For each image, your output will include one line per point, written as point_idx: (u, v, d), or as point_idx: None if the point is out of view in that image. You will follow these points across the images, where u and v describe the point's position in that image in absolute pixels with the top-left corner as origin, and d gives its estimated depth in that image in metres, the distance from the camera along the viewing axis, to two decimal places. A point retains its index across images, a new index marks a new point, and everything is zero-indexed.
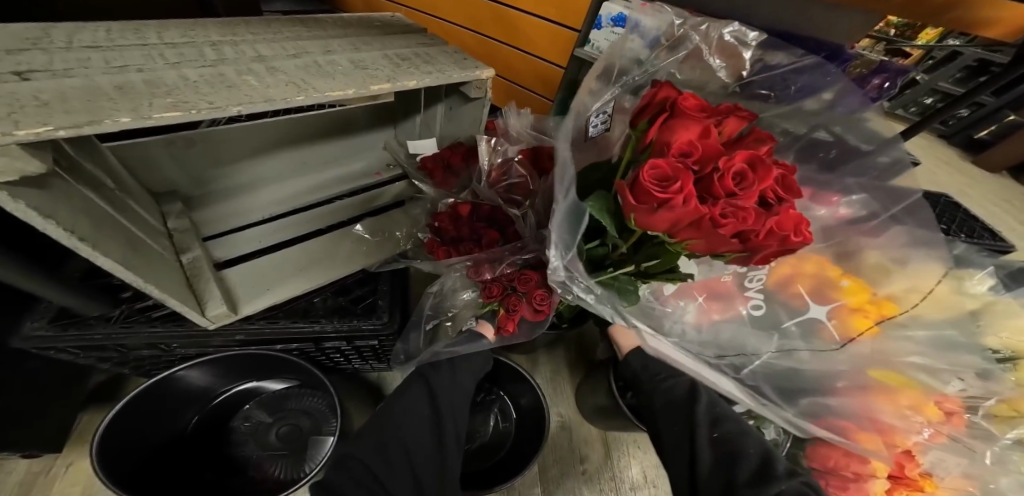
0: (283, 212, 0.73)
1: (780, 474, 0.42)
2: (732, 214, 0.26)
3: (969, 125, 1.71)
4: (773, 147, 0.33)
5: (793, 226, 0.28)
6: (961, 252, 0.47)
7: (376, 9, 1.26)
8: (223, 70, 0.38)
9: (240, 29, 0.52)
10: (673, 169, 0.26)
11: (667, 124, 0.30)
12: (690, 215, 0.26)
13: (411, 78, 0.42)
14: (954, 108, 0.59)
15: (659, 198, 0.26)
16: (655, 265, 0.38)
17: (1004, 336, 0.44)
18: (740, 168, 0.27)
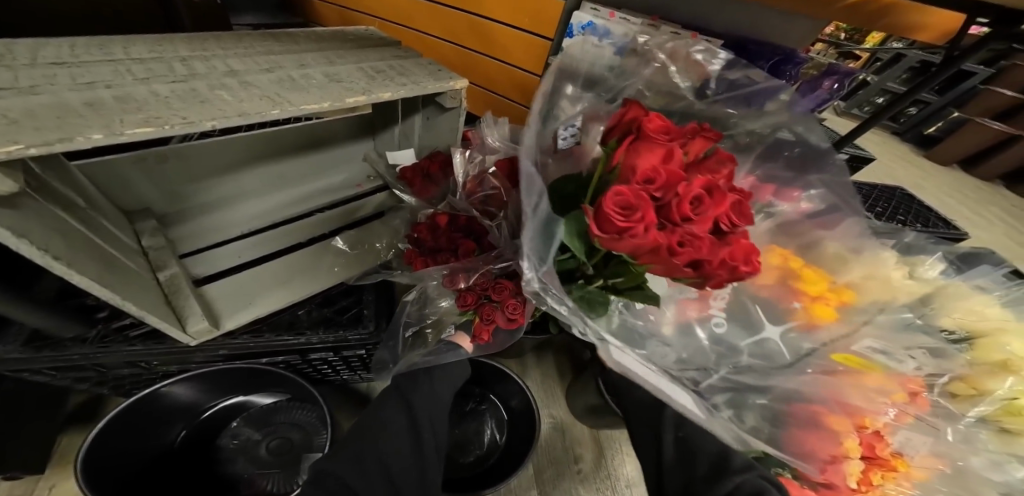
0: (261, 227, 0.74)
1: (736, 467, 0.44)
2: (689, 243, 0.28)
3: (918, 123, 2.04)
4: (731, 170, 0.35)
5: (741, 253, 0.30)
6: (911, 241, 0.52)
7: (352, 21, 1.28)
8: (194, 85, 0.38)
9: (210, 43, 0.53)
10: (636, 197, 0.27)
11: (633, 149, 0.31)
12: (650, 244, 0.27)
13: (385, 90, 0.43)
14: (899, 106, 0.63)
15: (622, 227, 0.27)
16: (621, 282, 0.39)
17: (958, 317, 0.48)
18: (697, 195, 0.28)
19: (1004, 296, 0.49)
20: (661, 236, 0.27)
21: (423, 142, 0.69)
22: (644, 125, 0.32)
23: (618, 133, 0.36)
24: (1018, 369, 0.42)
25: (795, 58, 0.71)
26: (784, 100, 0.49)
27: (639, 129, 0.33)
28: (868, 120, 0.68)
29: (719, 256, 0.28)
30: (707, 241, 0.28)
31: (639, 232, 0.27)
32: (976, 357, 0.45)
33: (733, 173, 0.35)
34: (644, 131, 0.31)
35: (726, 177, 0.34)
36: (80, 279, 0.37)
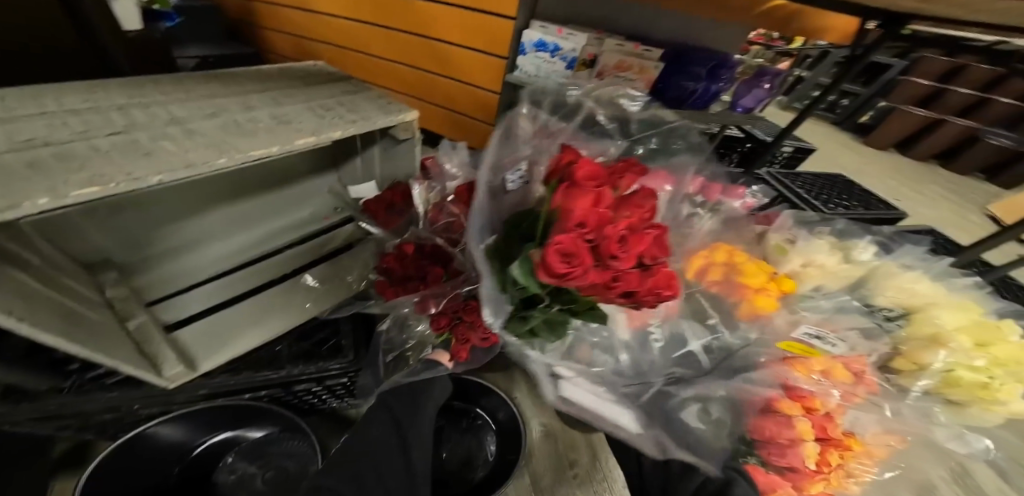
0: (229, 268, 0.75)
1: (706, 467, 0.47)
2: (621, 278, 0.31)
3: (854, 113, 2.78)
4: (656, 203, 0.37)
5: (665, 279, 0.33)
6: (843, 226, 0.60)
7: (309, 51, 1.30)
8: (136, 136, 0.38)
9: (146, 88, 0.50)
10: (575, 244, 0.29)
11: (566, 195, 0.33)
12: (590, 282, 0.30)
13: (336, 129, 0.45)
14: (827, 94, 0.73)
15: (564, 272, 0.28)
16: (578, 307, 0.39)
17: (890, 295, 0.53)
18: (626, 238, 0.30)
19: (923, 272, 0.55)
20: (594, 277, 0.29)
21: (384, 172, 0.71)
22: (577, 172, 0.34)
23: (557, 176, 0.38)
24: (947, 342, 0.45)
25: (727, 63, 0.82)
26: None
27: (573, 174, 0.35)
28: (802, 113, 0.78)
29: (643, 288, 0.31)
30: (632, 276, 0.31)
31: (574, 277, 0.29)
32: (912, 332, 0.49)
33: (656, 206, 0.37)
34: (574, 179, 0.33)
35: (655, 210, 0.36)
36: (46, 337, 0.36)
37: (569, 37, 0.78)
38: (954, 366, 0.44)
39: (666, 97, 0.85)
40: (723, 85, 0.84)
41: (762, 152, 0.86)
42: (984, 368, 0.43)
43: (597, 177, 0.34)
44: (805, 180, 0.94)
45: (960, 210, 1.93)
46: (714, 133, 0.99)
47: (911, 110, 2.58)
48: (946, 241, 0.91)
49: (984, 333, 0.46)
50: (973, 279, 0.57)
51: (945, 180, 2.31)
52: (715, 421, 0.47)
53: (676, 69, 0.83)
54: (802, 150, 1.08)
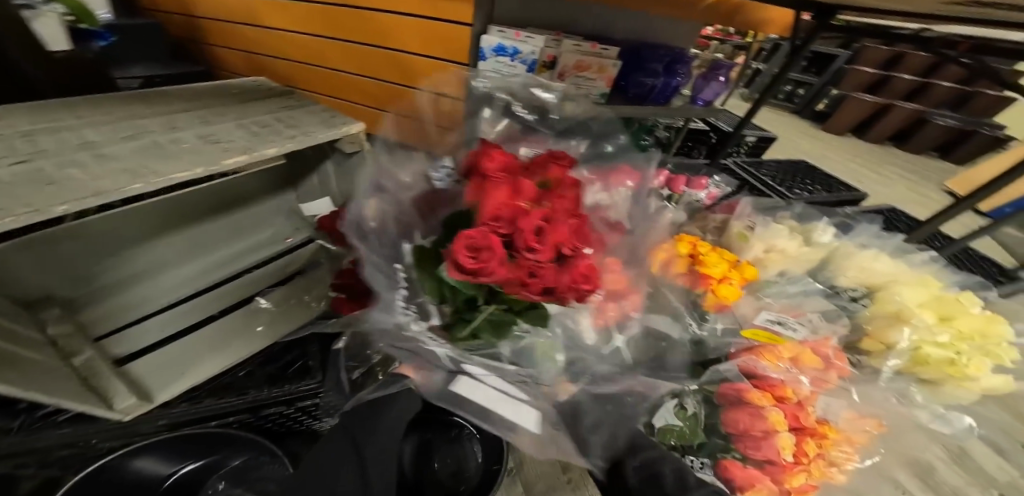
0: (186, 296, 0.71)
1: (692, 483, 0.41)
2: (538, 272, 0.27)
3: (809, 103, 2.86)
4: (579, 193, 0.36)
5: (587, 271, 0.30)
6: (802, 211, 0.61)
7: (261, 70, 1.27)
8: (41, 165, 0.35)
9: (60, 113, 0.46)
10: (484, 238, 0.27)
11: (485, 191, 0.32)
12: (502, 279, 0.27)
13: (271, 146, 0.46)
14: (777, 84, 0.78)
15: (472, 269, 0.26)
16: (515, 304, 0.35)
17: (852, 275, 0.54)
18: (539, 224, 0.28)
19: (880, 249, 0.56)
20: (505, 272, 0.27)
21: (340, 188, 0.69)
22: (485, 167, 0.34)
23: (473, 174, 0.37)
24: (910, 318, 0.46)
25: (684, 57, 0.87)
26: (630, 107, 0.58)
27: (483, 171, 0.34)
28: (758, 102, 0.80)
29: (564, 284, 0.28)
30: (553, 269, 0.28)
31: (484, 272, 0.26)
32: (875, 311, 0.49)
33: (580, 197, 0.36)
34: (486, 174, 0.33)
35: (575, 200, 0.35)
36: None
37: (527, 40, 0.75)
38: (921, 343, 0.44)
39: (627, 94, 0.87)
40: (680, 79, 0.88)
41: (724, 144, 0.86)
42: (951, 343, 0.43)
43: (507, 171, 0.34)
44: (771, 167, 0.96)
45: (921, 188, 2.00)
46: (680, 127, 1.04)
47: (862, 97, 2.62)
48: (905, 218, 0.93)
49: (949, 307, 0.46)
50: (930, 253, 0.58)
51: (902, 159, 2.43)
52: (690, 417, 0.47)
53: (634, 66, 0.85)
54: (764, 139, 1.11)
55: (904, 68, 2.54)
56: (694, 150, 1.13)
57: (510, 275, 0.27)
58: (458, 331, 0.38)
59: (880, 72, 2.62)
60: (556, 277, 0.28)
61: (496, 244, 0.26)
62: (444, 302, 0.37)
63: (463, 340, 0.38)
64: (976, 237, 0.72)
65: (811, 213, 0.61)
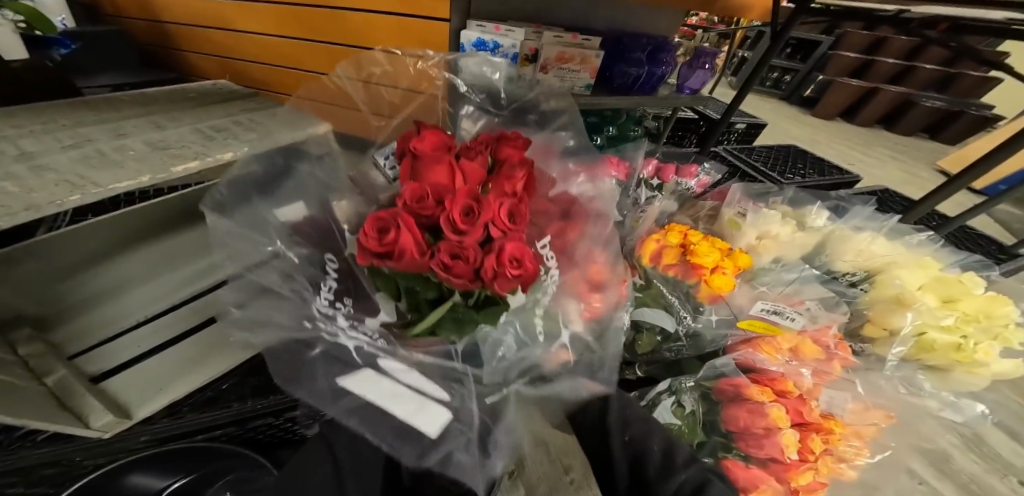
0: (162, 311, 0.67)
1: (680, 462, 0.35)
2: (459, 253, 0.25)
3: (796, 89, 2.87)
4: (529, 171, 0.33)
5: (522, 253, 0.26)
6: (793, 195, 0.59)
7: (234, 74, 1.24)
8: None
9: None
10: (397, 219, 0.25)
11: (414, 172, 0.30)
12: (419, 263, 0.25)
13: (228, 150, 0.44)
14: (761, 71, 0.75)
15: (381, 251, 0.24)
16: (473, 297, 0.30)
17: (850, 259, 0.51)
18: (465, 203, 0.26)
19: (876, 232, 0.54)
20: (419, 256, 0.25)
21: None
22: (416, 145, 0.31)
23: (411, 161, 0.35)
24: (912, 303, 0.43)
25: (666, 45, 0.84)
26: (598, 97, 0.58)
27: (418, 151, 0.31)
28: (743, 88, 0.78)
29: (487, 267, 0.25)
30: (476, 250, 0.25)
31: (397, 253, 0.24)
32: (875, 296, 0.47)
33: (530, 176, 0.33)
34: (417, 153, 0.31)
35: (523, 180, 0.32)
36: None
37: (507, 33, 0.71)
38: (923, 328, 0.43)
39: (613, 85, 0.84)
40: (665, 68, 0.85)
41: (712, 131, 0.84)
42: (955, 327, 0.42)
43: (443, 150, 0.32)
44: (759, 152, 0.94)
45: (911, 168, 2.00)
46: (668, 116, 1.01)
47: (845, 83, 2.61)
48: (899, 198, 0.91)
49: (951, 289, 0.44)
50: (927, 232, 0.56)
51: (892, 141, 2.43)
52: (688, 415, 0.46)
53: (618, 55, 0.83)
54: (754, 125, 1.09)
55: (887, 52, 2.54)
56: (684, 139, 1.11)
57: (428, 257, 0.25)
58: (417, 327, 0.33)
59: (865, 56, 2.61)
60: (480, 258, 0.25)
61: (407, 225, 0.25)
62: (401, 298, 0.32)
63: (420, 337, 0.34)
64: (971, 214, 0.71)
65: (799, 196, 0.59)
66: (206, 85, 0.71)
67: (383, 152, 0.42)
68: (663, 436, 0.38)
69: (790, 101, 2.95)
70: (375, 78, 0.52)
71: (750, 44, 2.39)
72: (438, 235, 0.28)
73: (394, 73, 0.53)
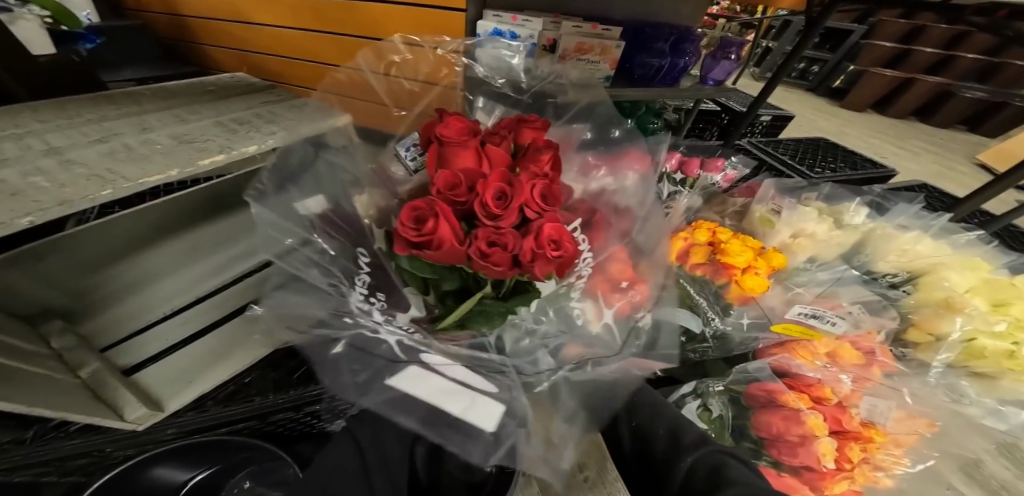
0: (188, 303, 0.68)
1: (689, 444, 0.38)
2: (498, 239, 0.24)
3: (824, 79, 2.75)
4: (555, 154, 0.32)
5: (560, 233, 0.26)
6: (829, 191, 0.56)
7: (252, 66, 1.25)
8: (1, 174, 0.32)
9: (23, 117, 0.43)
10: (431, 208, 0.24)
11: (440, 157, 0.29)
12: (456, 253, 0.24)
13: (251, 143, 0.43)
14: (792, 61, 0.71)
15: (417, 243, 0.23)
16: (501, 286, 0.30)
17: (892, 259, 0.49)
18: (499, 187, 0.25)
19: (922, 231, 0.52)
20: (458, 247, 0.23)
21: None
22: (440, 130, 0.30)
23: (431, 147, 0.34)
24: (962, 307, 0.40)
25: (690, 36, 0.79)
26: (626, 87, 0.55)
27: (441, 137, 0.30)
28: (774, 78, 0.74)
29: (527, 249, 0.24)
30: (514, 235, 0.24)
31: (433, 244, 0.23)
32: (920, 300, 0.45)
33: (556, 158, 0.32)
34: (442, 138, 0.29)
35: (549, 163, 0.32)
36: None
37: (525, 23, 0.69)
38: (974, 334, 0.40)
39: (633, 76, 0.81)
40: (689, 59, 0.82)
41: (738, 123, 0.81)
42: (1007, 333, 0.39)
43: (466, 134, 0.30)
44: (787, 146, 0.91)
45: (947, 161, 1.91)
46: (690, 108, 0.97)
47: (879, 71, 2.52)
48: (938, 194, 0.87)
49: (1002, 292, 0.41)
50: (978, 231, 0.53)
51: (925, 134, 2.32)
52: (715, 420, 0.45)
53: (638, 45, 0.80)
54: (781, 117, 1.05)
55: (922, 40, 2.40)
56: (706, 132, 1.08)
57: (464, 246, 0.24)
58: (443, 322, 0.33)
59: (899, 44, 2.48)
60: (518, 243, 0.24)
61: (444, 213, 0.23)
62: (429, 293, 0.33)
63: (446, 330, 0.34)
64: (1020, 213, 0.66)
65: (837, 192, 0.57)
66: (225, 78, 0.70)
67: (405, 143, 0.42)
68: (670, 421, 0.42)
69: (816, 92, 2.83)
70: (395, 69, 0.55)
71: (775, 33, 2.30)
72: (469, 224, 0.27)
73: (414, 63, 0.57)
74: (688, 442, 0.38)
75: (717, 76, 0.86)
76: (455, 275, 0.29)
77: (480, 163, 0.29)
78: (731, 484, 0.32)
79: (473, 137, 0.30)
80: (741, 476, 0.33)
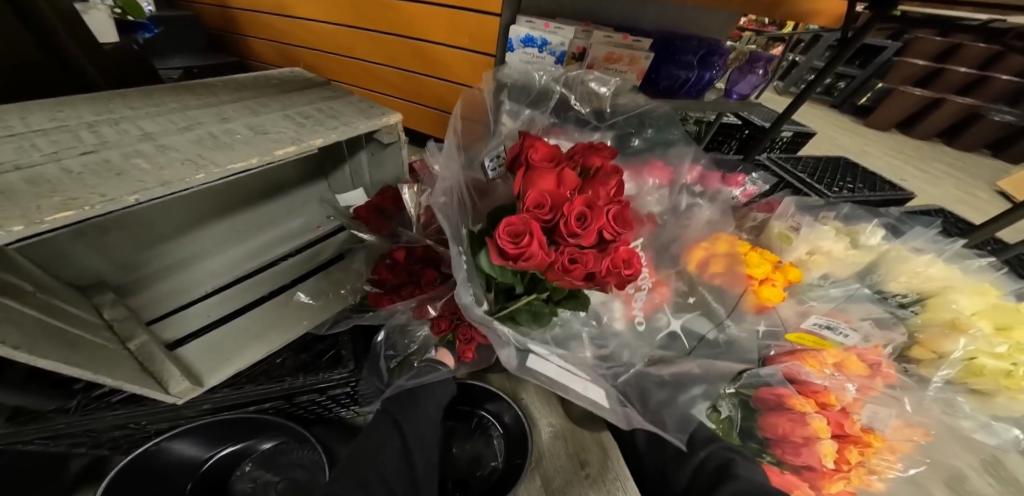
0: (228, 283, 0.71)
1: (701, 441, 0.46)
2: (578, 259, 0.32)
3: (854, 93, 2.69)
4: (620, 179, 0.39)
5: (622, 260, 0.34)
6: (847, 211, 0.58)
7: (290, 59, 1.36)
8: (107, 155, 0.39)
9: (114, 104, 0.51)
10: (524, 225, 0.32)
11: (527, 178, 0.36)
12: (543, 263, 0.32)
13: (316, 137, 0.47)
14: (822, 80, 0.69)
15: (515, 253, 0.31)
16: (555, 294, 0.41)
17: (904, 280, 0.51)
18: (581, 212, 0.33)
19: (936, 255, 0.53)
20: (547, 257, 0.32)
21: (373, 177, 0.72)
22: (530, 154, 0.37)
23: (516, 158, 0.40)
24: (967, 328, 0.43)
25: (719, 50, 0.80)
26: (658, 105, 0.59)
27: (530, 159, 0.37)
28: (803, 93, 0.74)
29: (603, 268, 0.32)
30: (591, 256, 0.32)
31: (525, 256, 0.31)
32: (927, 319, 0.47)
33: (622, 182, 0.38)
34: (530, 160, 0.36)
35: (617, 186, 0.38)
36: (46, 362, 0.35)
37: (556, 31, 0.75)
38: (976, 353, 0.43)
39: (658, 88, 0.82)
40: (716, 72, 0.82)
41: (760, 138, 0.83)
42: (1007, 354, 0.41)
43: (551, 159, 0.37)
44: (807, 163, 0.92)
45: (968, 186, 1.91)
46: (710, 121, 0.97)
47: (908, 90, 2.49)
48: (956, 220, 0.87)
49: (1007, 316, 0.44)
50: (989, 259, 0.54)
51: (949, 157, 2.28)
52: (724, 420, 0.49)
53: (666, 58, 0.81)
54: (802, 134, 1.06)
55: (959, 59, 2.33)
56: (724, 144, 1.09)
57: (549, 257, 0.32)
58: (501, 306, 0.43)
59: (933, 62, 2.41)
60: (594, 263, 0.32)
61: (536, 231, 0.31)
62: (489, 289, 0.43)
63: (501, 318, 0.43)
64: None
65: (858, 212, 0.59)
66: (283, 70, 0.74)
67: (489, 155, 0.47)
68: None
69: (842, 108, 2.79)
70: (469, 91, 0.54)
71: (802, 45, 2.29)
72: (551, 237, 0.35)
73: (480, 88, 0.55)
74: (701, 439, 0.46)
75: (743, 89, 0.87)
76: (522, 282, 0.40)
77: (558, 185, 0.35)
78: (731, 478, 0.40)
79: (554, 161, 0.37)
80: (746, 472, 0.41)
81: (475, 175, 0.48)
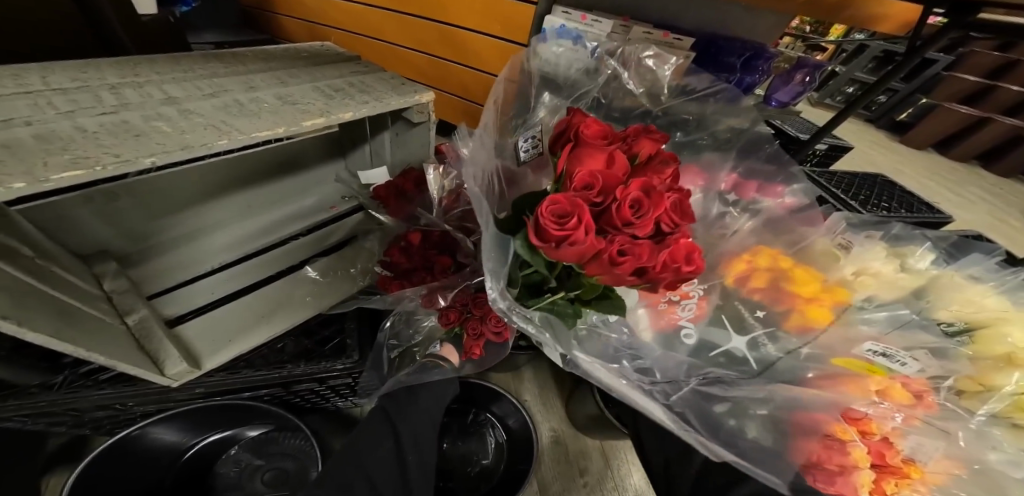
0: (237, 259, 0.69)
1: None
2: (629, 250, 0.28)
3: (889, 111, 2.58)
4: (675, 169, 0.36)
5: (682, 253, 0.30)
6: (898, 231, 0.55)
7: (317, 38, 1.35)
8: (127, 116, 0.36)
9: (141, 67, 0.48)
10: (570, 205, 0.28)
11: (573, 156, 0.33)
12: (590, 250, 0.28)
13: (347, 110, 0.45)
14: (871, 96, 0.65)
15: (557, 236, 0.27)
16: (585, 293, 0.37)
17: (954, 308, 0.48)
18: (635, 197, 0.29)
19: (994, 284, 0.50)
20: (596, 240, 0.28)
21: (396, 157, 0.69)
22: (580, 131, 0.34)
23: (561, 139, 0.37)
24: None
25: (765, 54, 0.76)
26: (705, 107, 0.57)
27: (579, 137, 0.34)
28: (845, 110, 0.70)
29: (661, 259, 0.29)
30: (647, 247, 0.28)
31: (569, 240, 0.27)
32: (977, 351, 0.44)
33: (676, 173, 0.35)
34: (581, 138, 0.33)
35: (669, 177, 0.35)
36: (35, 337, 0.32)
37: (593, 24, 0.73)
38: None
39: None
40: (758, 78, 0.78)
41: (798, 149, 0.79)
42: None
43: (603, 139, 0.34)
44: (840, 178, 0.89)
45: (999, 213, 1.84)
46: None
47: (952, 108, 2.37)
48: None
49: None
50: None
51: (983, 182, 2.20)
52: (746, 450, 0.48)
53: (707, 59, 0.78)
54: (838, 147, 1.03)
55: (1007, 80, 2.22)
56: None
57: (598, 244, 0.28)
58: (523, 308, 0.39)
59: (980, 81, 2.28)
60: (648, 255, 0.28)
61: (582, 213, 0.27)
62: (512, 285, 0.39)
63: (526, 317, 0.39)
64: None
65: (907, 233, 0.55)
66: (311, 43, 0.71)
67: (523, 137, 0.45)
68: None
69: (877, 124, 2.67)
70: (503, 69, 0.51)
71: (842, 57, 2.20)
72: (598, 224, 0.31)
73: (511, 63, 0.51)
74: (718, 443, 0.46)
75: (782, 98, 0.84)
76: (552, 276, 0.37)
77: (607, 167, 0.32)
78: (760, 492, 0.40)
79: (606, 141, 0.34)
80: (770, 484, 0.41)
81: (506, 162, 0.46)
